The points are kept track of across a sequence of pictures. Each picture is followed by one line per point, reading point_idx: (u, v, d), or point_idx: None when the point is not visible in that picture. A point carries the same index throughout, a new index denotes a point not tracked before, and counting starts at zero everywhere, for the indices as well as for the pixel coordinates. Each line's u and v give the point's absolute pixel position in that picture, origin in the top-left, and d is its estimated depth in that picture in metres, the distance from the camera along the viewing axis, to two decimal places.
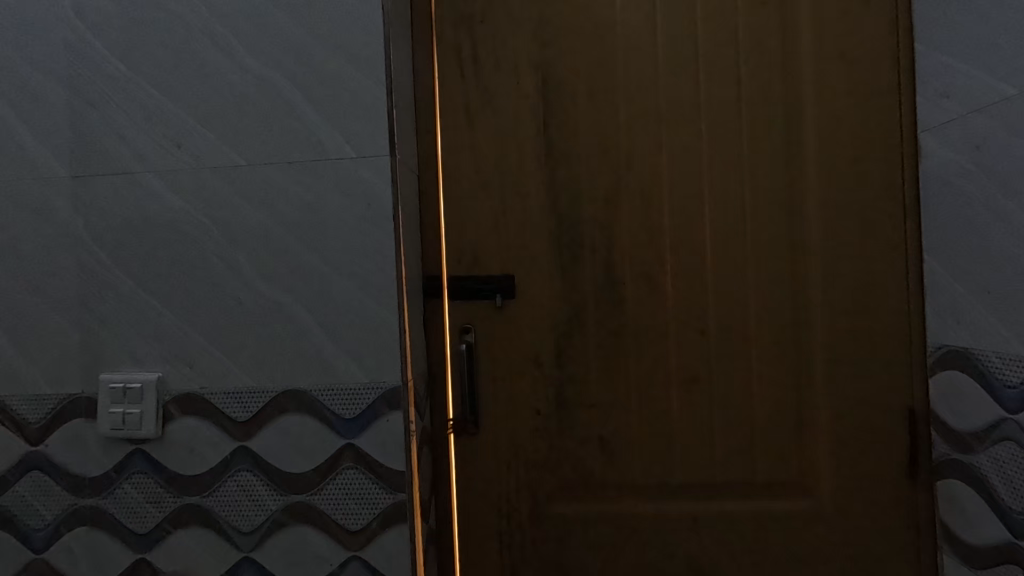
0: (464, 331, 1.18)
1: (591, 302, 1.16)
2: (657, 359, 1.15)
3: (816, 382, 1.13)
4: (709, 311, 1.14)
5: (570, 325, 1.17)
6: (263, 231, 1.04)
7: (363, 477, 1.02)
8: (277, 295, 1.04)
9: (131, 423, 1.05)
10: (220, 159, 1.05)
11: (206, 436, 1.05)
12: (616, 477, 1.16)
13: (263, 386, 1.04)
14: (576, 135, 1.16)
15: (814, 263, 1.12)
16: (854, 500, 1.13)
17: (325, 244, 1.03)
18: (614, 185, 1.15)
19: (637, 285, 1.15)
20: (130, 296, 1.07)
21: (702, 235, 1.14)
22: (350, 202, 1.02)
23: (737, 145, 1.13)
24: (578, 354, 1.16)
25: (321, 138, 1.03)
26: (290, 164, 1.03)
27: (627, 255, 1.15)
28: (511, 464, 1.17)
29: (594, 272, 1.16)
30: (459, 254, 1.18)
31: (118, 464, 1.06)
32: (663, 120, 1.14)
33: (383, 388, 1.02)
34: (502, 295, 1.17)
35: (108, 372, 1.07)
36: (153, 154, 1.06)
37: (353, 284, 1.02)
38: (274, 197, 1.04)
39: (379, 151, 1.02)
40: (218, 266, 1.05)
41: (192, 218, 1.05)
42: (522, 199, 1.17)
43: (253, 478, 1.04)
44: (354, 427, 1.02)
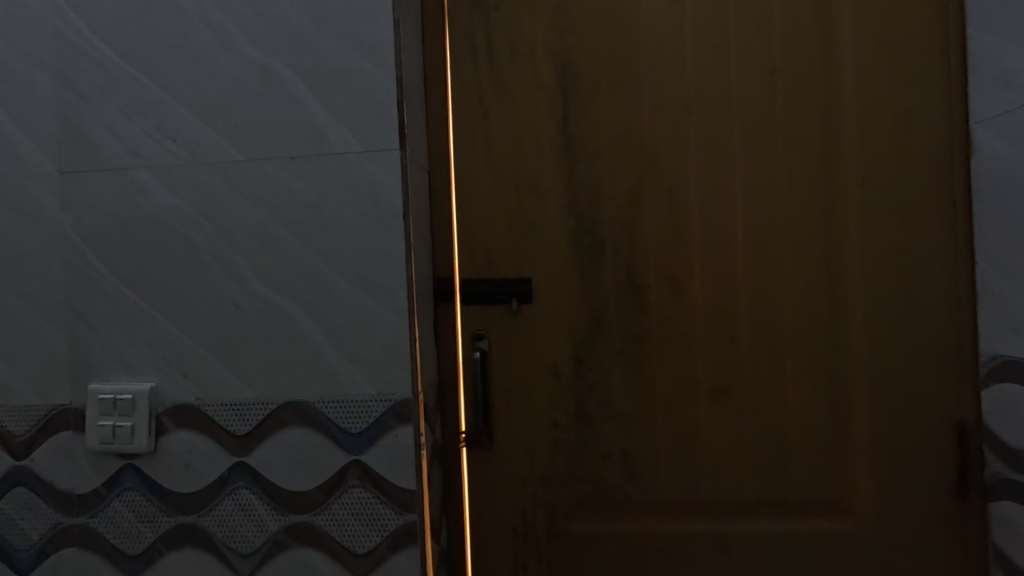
0: (477, 338, 1.11)
1: (614, 307, 1.08)
2: (686, 369, 1.08)
3: (857, 393, 1.05)
4: (741, 317, 1.06)
5: (592, 332, 1.09)
6: (263, 231, 0.97)
7: (370, 496, 0.95)
8: (278, 299, 0.96)
9: (122, 437, 0.98)
10: (216, 154, 0.98)
11: (202, 450, 0.98)
12: (640, 495, 1.08)
13: (263, 397, 0.97)
14: (597, 129, 1.09)
15: (855, 266, 1.05)
16: (897, 520, 1.05)
17: (330, 244, 0.96)
18: (638, 182, 1.08)
19: (664, 288, 1.08)
20: (122, 301, 1.00)
21: (734, 235, 1.06)
22: (356, 200, 0.95)
23: (771, 139, 1.06)
24: (599, 363, 1.09)
25: (325, 131, 0.96)
26: (292, 158, 0.96)
27: (652, 256, 1.08)
28: (528, 480, 1.10)
29: (617, 275, 1.08)
30: (472, 255, 1.11)
31: (108, 480, 0.99)
32: (690, 112, 1.07)
33: (392, 401, 0.94)
34: (518, 299, 1.09)
35: (97, 382, 1.00)
36: (145, 148, 0.99)
37: (359, 288, 0.95)
38: (274, 195, 0.97)
39: (387, 144, 0.95)
40: (215, 269, 0.98)
41: (186, 217, 0.98)
42: (540, 196, 1.09)
43: (253, 497, 0.97)
44: (360, 442, 0.95)
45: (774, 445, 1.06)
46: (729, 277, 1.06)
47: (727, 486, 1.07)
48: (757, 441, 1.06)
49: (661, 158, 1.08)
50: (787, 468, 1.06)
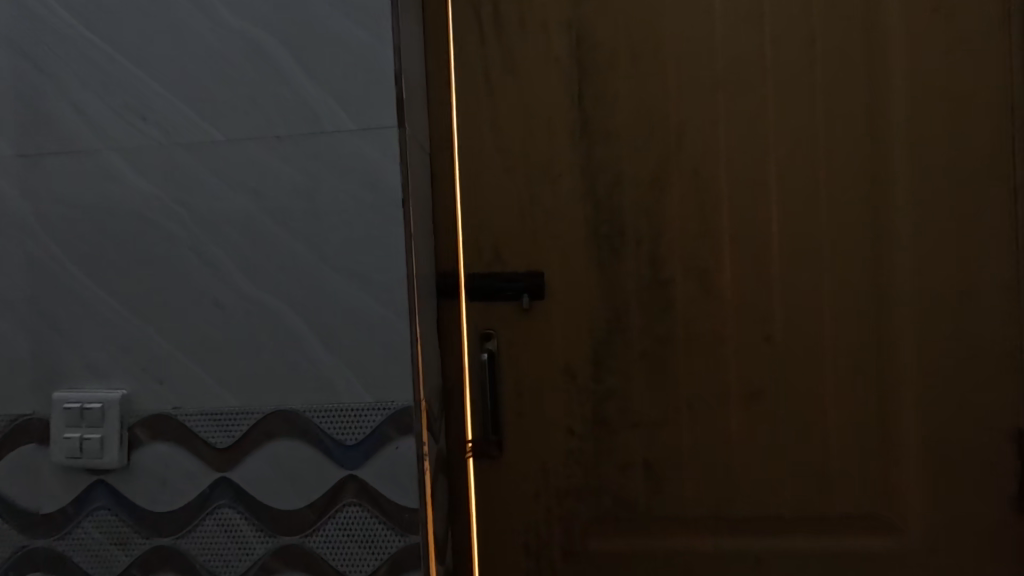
0: (485, 338, 1.01)
1: (636, 302, 0.99)
2: (715, 370, 0.98)
3: (905, 397, 0.95)
4: (776, 313, 0.97)
5: (611, 331, 0.99)
6: (246, 220, 0.87)
7: (368, 515, 0.85)
8: (263, 296, 0.86)
9: (90, 451, 0.88)
10: (193, 134, 0.87)
11: (180, 464, 0.88)
12: (665, 509, 0.99)
13: (248, 406, 0.87)
14: (618, 106, 0.98)
15: (902, 257, 0.95)
16: (949, 536, 0.95)
17: (321, 235, 0.86)
18: (662, 165, 0.98)
19: (690, 282, 0.98)
20: (89, 299, 0.90)
21: (768, 223, 0.97)
22: (349, 185, 0.85)
23: (809, 117, 0.96)
24: (619, 365, 0.99)
25: (315, 108, 0.86)
26: (278, 138, 0.86)
27: (678, 247, 0.98)
28: (541, 493, 1.00)
29: (639, 267, 0.98)
30: (478, 247, 1.01)
31: (77, 498, 0.89)
32: (720, 87, 0.97)
33: (392, 409, 0.84)
34: (529, 294, 0.99)
35: (63, 390, 0.90)
36: (114, 128, 0.89)
37: (354, 284, 0.85)
38: (258, 179, 0.86)
39: (384, 122, 0.85)
40: (193, 262, 0.87)
41: (160, 204, 0.88)
42: (554, 181, 0.99)
43: (236, 516, 0.87)
44: (356, 455, 0.85)
45: (813, 454, 0.96)
46: (762, 269, 0.97)
47: (760, 499, 0.97)
48: (794, 450, 0.97)
49: (687, 138, 0.98)
50: (827, 479, 0.96)
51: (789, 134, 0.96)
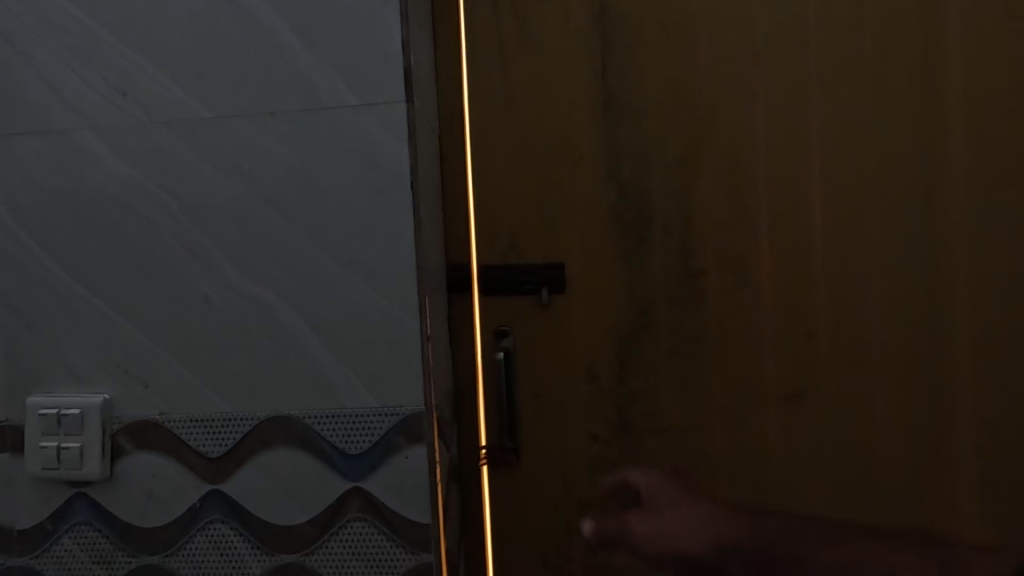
0: (500, 336, 0.92)
1: (664, 297, 0.90)
2: (751, 370, 0.90)
3: (959, 399, 0.87)
4: (817, 307, 0.88)
5: (637, 327, 0.91)
6: (237, 206, 0.78)
7: (374, 531, 0.77)
8: (257, 291, 0.78)
9: (69, 461, 0.80)
10: (177, 111, 0.79)
11: (167, 476, 0.80)
12: (696, 521, 0.91)
13: (241, 411, 0.79)
14: (645, 79, 0.90)
15: (956, 246, 0.87)
16: (1006, 551, 0.87)
17: (320, 223, 0.77)
18: (694, 144, 0.89)
19: (723, 273, 0.90)
20: (65, 295, 0.81)
21: (810, 208, 0.88)
22: (352, 166, 0.77)
23: (855, 92, 0.87)
24: (646, 365, 0.91)
25: (312, 81, 0.77)
26: (271, 116, 0.78)
27: (710, 235, 0.90)
28: (561, 504, 0.92)
29: (667, 258, 0.90)
30: (492, 236, 0.93)
31: (55, 513, 0.82)
32: (757, 60, 0.88)
33: (399, 416, 0.76)
34: (548, 288, 0.91)
35: (38, 394, 0.82)
36: (90, 105, 0.80)
37: (357, 277, 0.77)
38: (249, 161, 0.78)
39: (390, 97, 0.76)
40: (179, 253, 0.79)
41: (142, 190, 0.80)
42: (574, 163, 0.91)
43: (229, 532, 0.79)
44: (361, 466, 0.77)
45: (857, 461, 0.89)
46: (802, 259, 0.88)
47: (798, 509, 0.90)
48: (837, 457, 0.89)
49: (721, 115, 0.89)
50: (873, 488, 0.88)
51: (834, 110, 0.88)
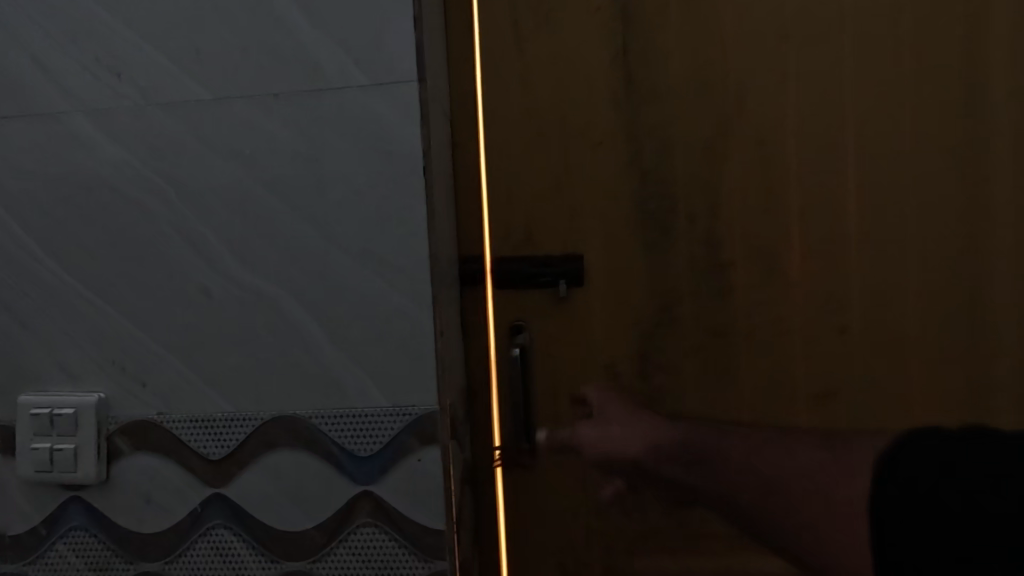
0: (515, 332, 0.88)
1: (689, 290, 0.86)
2: (780, 367, 0.85)
3: (1001, 398, 0.82)
4: (851, 300, 0.84)
5: (661, 323, 0.86)
6: (238, 194, 0.74)
7: (385, 538, 0.73)
8: (260, 283, 0.74)
9: (62, 463, 0.76)
10: (175, 92, 0.74)
11: (167, 479, 0.76)
12: (721, 525, 0.87)
13: (244, 411, 0.74)
14: (670, 59, 0.85)
15: (999, 235, 0.82)
16: None
17: (326, 211, 0.73)
18: (721, 128, 0.84)
19: (751, 264, 0.85)
20: (57, 288, 0.77)
21: (844, 196, 0.84)
22: (361, 151, 0.72)
23: (893, 73, 0.82)
24: (669, 361, 0.86)
25: (318, 59, 0.72)
26: (275, 96, 0.73)
27: (738, 225, 0.85)
28: (579, 506, 0.88)
29: (693, 249, 0.85)
30: (507, 226, 0.88)
31: (48, 518, 0.78)
32: (789, 39, 0.83)
33: (412, 416, 0.72)
34: (567, 281, 0.86)
35: (30, 393, 0.78)
36: (82, 86, 0.75)
37: (366, 268, 0.72)
38: (252, 145, 0.73)
39: (401, 76, 0.71)
40: (177, 244, 0.75)
41: (138, 176, 0.75)
42: (594, 149, 0.86)
43: (232, 538, 0.75)
44: (372, 469, 0.73)
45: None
46: (835, 250, 0.84)
47: None
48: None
49: (751, 96, 0.84)
50: None
51: (871, 91, 0.83)
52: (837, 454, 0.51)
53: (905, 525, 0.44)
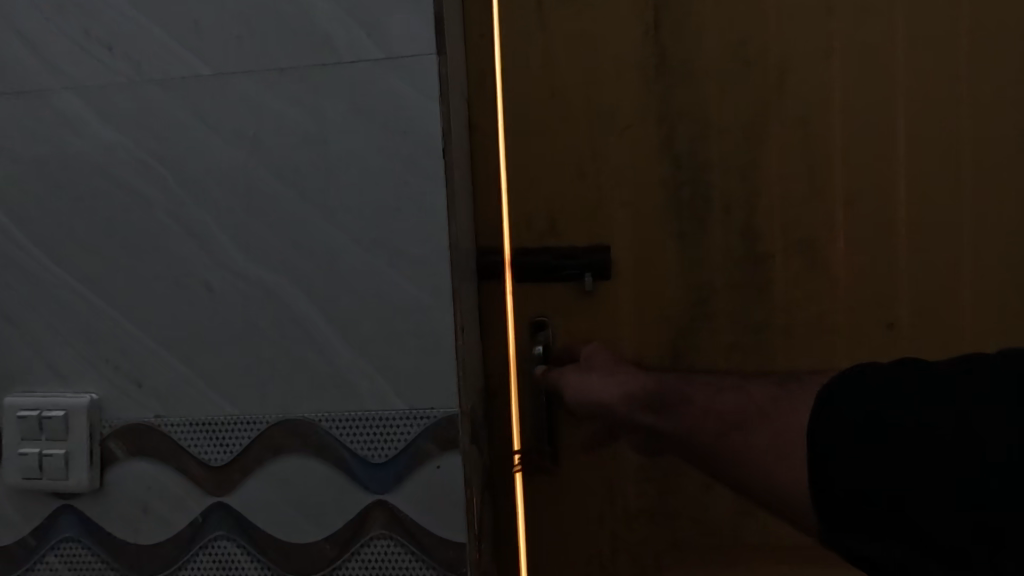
0: (537, 328, 0.82)
1: (724, 284, 0.80)
2: (822, 367, 0.79)
3: None
4: (900, 295, 0.78)
5: (693, 319, 0.80)
6: (240, 178, 0.68)
7: (400, 551, 0.68)
8: (264, 275, 0.68)
9: (52, 470, 0.70)
10: (171, 67, 0.68)
11: (164, 487, 0.70)
12: (757, 535, 0.81)
13: (247, 413, 0.69)
14: (704, 34, 0.78)
15: None
16: None
17: (336, 196, 0.67)
18: (760, 108, 0.78)
19: (792, 256, 0.79)
20: (45, 281, 0.71)
21: (894, 182, 0.77)
22: (374, 131, 0.66)
23: (948, 48, 0.76)
24: (702, 361, 0.81)
25: (327, 30, 0.66)
26: (280, 72, 0.67)
27: (777, 214, 0.79)
28: (604, 515, 0.82)
29: (728, 239, 0.79)
30: (527, 215, 0.82)
31: (39, 527, 0.73)
32: (835, 11, 0.77)
33: (430, 420, 0.66)
34: (593, 274, 0.80)
35: (17, 394, 0.72)
36: (71, 61, 0.69)
37: (380, 259, 0.66)
38: (256, 125, 0.67)
39: (418, 49, 0.65)
40: (175, 232, 0.69)
41: (132, 159, 0.69)
42: (622, 131, 0.80)
43: (236, 551, 0.70)
44: (386, 477, 0.67)
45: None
46: (883, 240, 0.78)
47: None
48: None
49: (793, 74, 0.78)
50: None
51: (924, 68, 0.76)
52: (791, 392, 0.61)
53: (839, 457, 0.50)
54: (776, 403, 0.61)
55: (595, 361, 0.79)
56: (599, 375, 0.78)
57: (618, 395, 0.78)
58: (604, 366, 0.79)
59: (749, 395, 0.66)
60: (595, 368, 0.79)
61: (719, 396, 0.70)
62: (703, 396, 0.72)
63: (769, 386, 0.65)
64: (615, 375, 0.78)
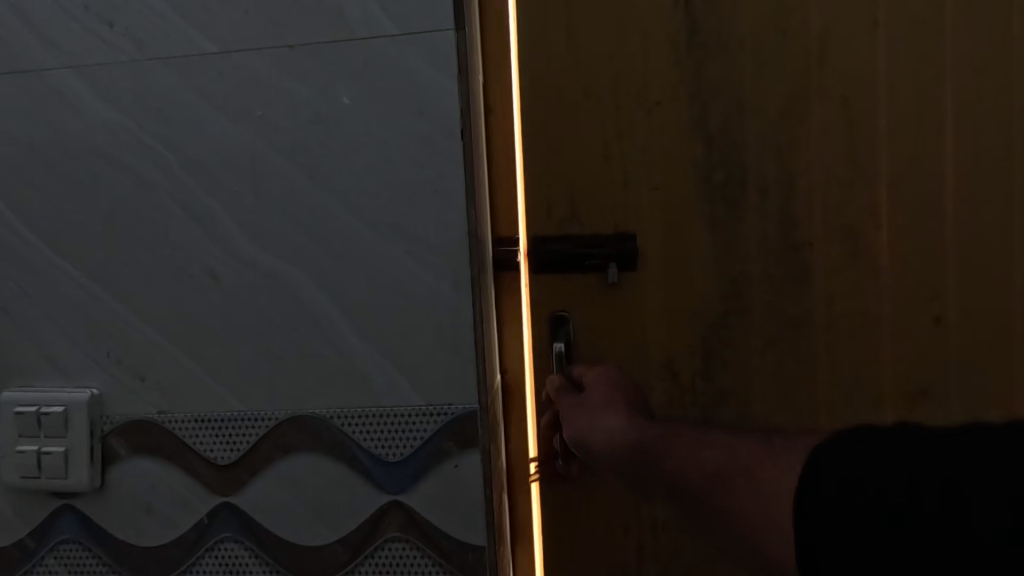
0: (558, 324, 0.78)
1: (759, 274, 0.76)
2: (862, 360, 0.75)
3: None
4: (946, 287, 0.74)
5: (726, 313, 0.76)
6: (247, 162, 0.64)
7: (417, 555, 0.64)
8: (275, 263, 0.64)
9: (51, 468, 0.67)
10: (175, 45, 0.65)
11: (168, 486, 0.67)
12: None
13: (255, 410, 0.65)
14: (735, 14, 0.75)
15: None
16: None
17: (348, 180, 0.63)
18: (800, 86, 0.74)
19: (827, 246, 0.75)
20: (45, 271, 0.68)
21: (938, 167, 0.73)
22: (390, 112, 0.62)
23: (1002, 22, 0.72)
24: (735, 358, 0.77)
25: (341, 4, 0.62)
26: (290, 49, 0.63)
27: (813, 200, 0.75)
28: (630, 518, 0.79)
29: (766, 227, 0.76)
30: (549, 203, 0.78)
31: (38, 528, 0.69)
32: None
33: (447, 416, 0.63)
34: (618, 263, 0.76)
35: (15, 389, 0.69)
36: (69, 38, 0.66)
37: (395, 247, 0.63)
38: (264, 106, 0.64)
39: (436, 24, 0.62)
40: (180, 219, 0.65)
41: (134, 142, 0.66)
42: (650, 111, 0.76)
43: (244, 553, 0.66)
44: (401, 477, 0.64)
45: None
46: (926, 230, 0.74)
47: None
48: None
49: (829, 54, 0.74)
50: None
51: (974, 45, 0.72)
52: (771, 447, 0.47)
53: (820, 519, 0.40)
54: (763, 463, 0.45)
55: (567, 405, 0.67)
56: (567, 425, 0.66)
57: (584, 445, 0.63)
58: (573, 411, 0.66)
59: (734, 452, 0.48)
60: (564, 417, 0.67)
61: (699, 452, 0.50)
62: (684, 451, 0.52)
63: (755, 438, 0.48)
64: (581, 423, 0.64)
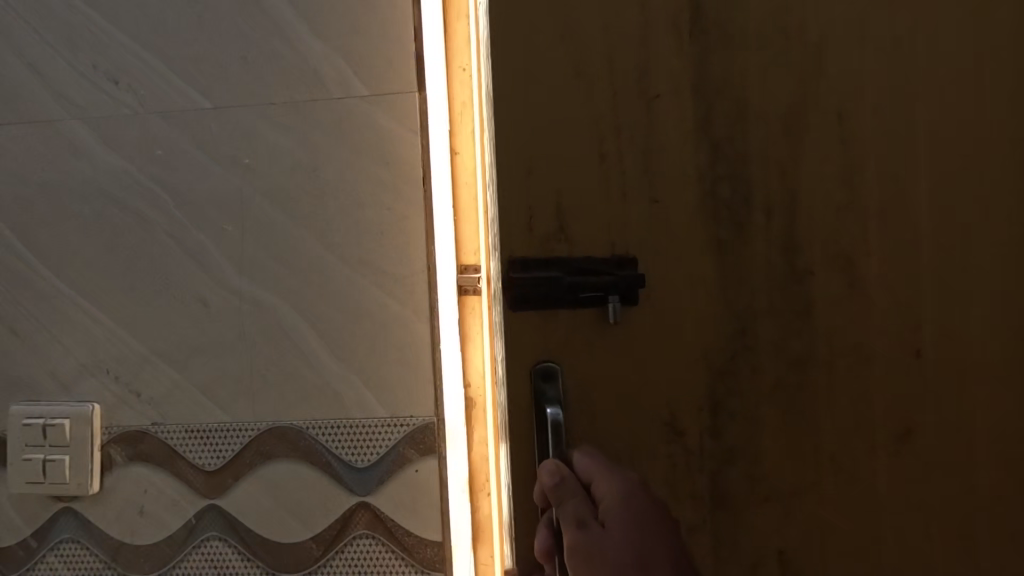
0: (548, 381, 0.55)
1: (784, 305, 0.56)
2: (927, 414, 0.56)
3: None
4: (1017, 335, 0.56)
5: (734, 356, 0.56)
6: (235, 202, 0.73)
7: (381, 550, 0.73)
8: (259, 292, 0.73)
9: (54, 474, 0.75)
10: (173, 100, 0.74)
11: (161, 490, 0.75)
12: None
13: (240, 422, 0.74)
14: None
15: None
16: None
17: (325, 220, 0.72)
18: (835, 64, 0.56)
19: (857, 271, 0.57)
20: (52, 296, 0.76)
21: (987, 197, 0.56)
22: (360, 160, 0.72)
23: None
24: (748, 410, 0.56)
25: (317, 65, 0.72)
26: (274, 105, 0.73)
27: (844, 216, 0.57)
28: None
29: (769, 256, 0.56)
30: (530, 206, 0.55)
31: (40, 529, 0.77)
32: None
33: (410, 426, 0.72)
34: (616, 298, 0.55)
35: (21, 403, 0.76)
36: (77, 91, 0.75)
37: (366, 278, 0.72)
38: (251, 154, 0.73)
39: (401, 86, 0.72)
40: (173, 252, 0.74)
41: (135, 184, 0.74)
42: (649, 104, 0.55)
43: (227, 549, 0.74)
44: (368, 480, 0.72)
45: None
46: (971, 274, 0.56)
47: None
48: None
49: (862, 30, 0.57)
50: None
51: None
52: None
53: None
54: None
55: (589, 563, 0.48)
56: None
57: None
58: None
59: None
60: None
61: None
62: None
63: None
64: None
